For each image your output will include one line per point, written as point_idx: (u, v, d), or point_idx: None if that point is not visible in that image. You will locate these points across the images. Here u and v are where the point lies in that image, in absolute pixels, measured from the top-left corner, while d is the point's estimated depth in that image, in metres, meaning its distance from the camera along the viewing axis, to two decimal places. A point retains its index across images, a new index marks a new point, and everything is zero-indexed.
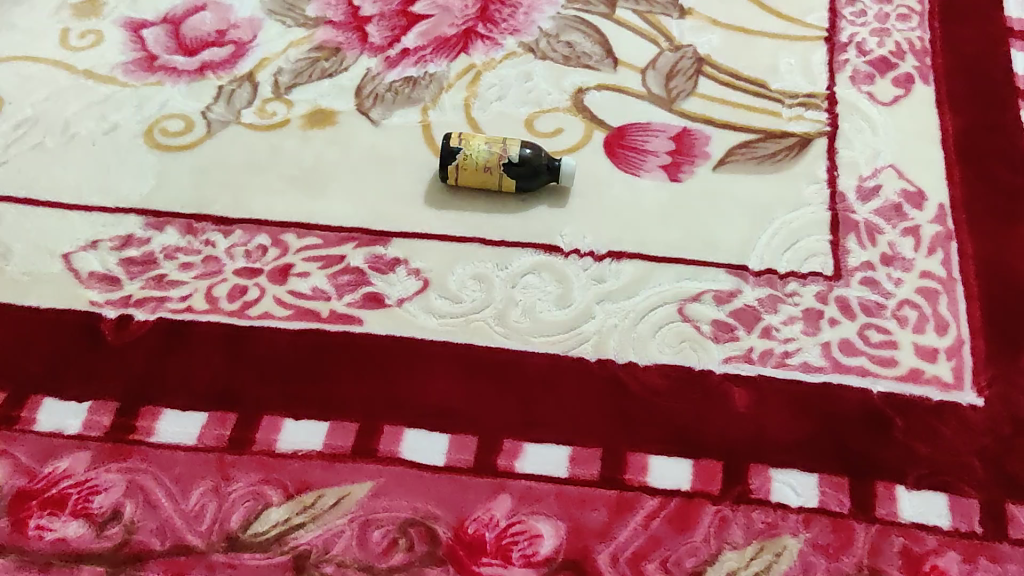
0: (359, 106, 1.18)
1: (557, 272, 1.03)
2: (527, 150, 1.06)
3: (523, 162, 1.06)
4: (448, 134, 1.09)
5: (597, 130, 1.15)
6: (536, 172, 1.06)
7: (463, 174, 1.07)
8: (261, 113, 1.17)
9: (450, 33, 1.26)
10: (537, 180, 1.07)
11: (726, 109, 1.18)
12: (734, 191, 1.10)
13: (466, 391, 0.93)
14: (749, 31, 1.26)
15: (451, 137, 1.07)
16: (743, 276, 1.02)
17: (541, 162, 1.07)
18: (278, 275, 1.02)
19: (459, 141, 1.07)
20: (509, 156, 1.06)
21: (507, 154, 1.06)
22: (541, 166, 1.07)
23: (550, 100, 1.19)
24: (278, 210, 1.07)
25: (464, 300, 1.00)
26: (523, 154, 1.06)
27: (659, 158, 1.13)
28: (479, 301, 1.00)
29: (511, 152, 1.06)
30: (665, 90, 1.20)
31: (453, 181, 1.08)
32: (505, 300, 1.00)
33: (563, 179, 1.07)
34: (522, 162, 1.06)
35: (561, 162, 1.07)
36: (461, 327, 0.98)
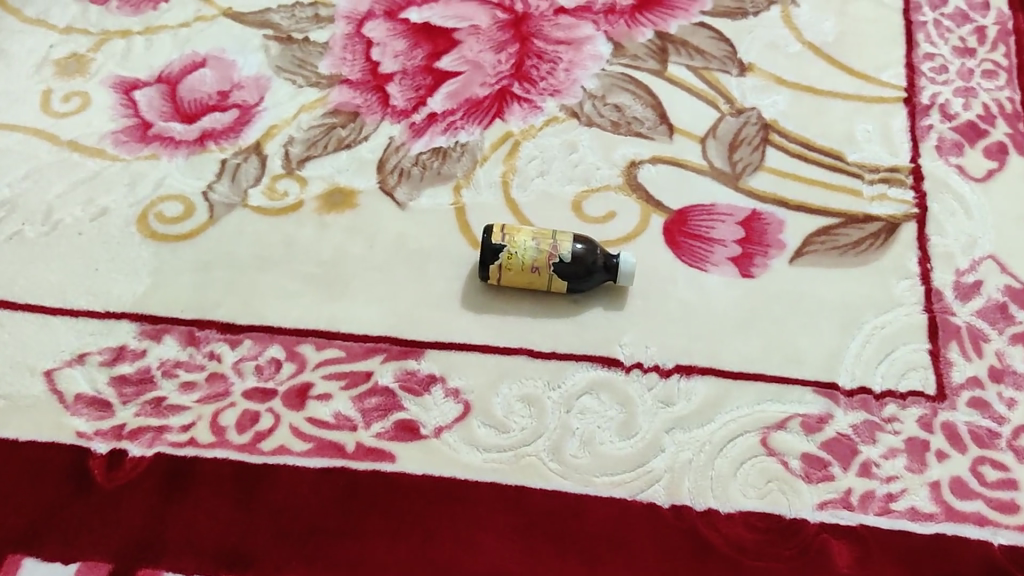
0: (382, 184, 1.04)
1: (618, 392, 0.89)
2: (581, 248, 0.93)
3: (576, 261, 0.92)
4: (488, 226, 0.94)
5: (655, 214, 1.02)
6: (590, 272, 0.93)
7: (508, 274, 0.93)
8: (270, 194, 1.02)
9: (482, 94, 1.12)
10: (591, 280, 0.93)
11: (800, 187, 1.04)
12: (815, 289, 0.96)
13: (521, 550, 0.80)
14: (819, 91, 1.12)
15: (493, 232, 0.93)
16: (833, 398, 0.89)
17: (596, 260, 0.93)
18: (295, 398, 0.88)
19: (502, 237, 0.92)
20: (561, 255, 0.92)
21: (558, 253, 0.92)
22: (596, 265, 0.93)
23: (600, 177, 1.05)
24: (295, 317, 0.93)
25: (513, 430, 0.87)
26: (576, 253, 0.92)
27: (727, 248, 0.99)
28: (531, 431, 0.87)
29: (562, 251, 0.92)
30: (730, 163, 1.06)
31: (495, 281, 0.94)
32: (561, 429, 0.87)
33: (622, 279, 0.93)
34: (575, 262, 0.92)
35: (620, 259, 0.93)
36: (512, 465, 0.85)
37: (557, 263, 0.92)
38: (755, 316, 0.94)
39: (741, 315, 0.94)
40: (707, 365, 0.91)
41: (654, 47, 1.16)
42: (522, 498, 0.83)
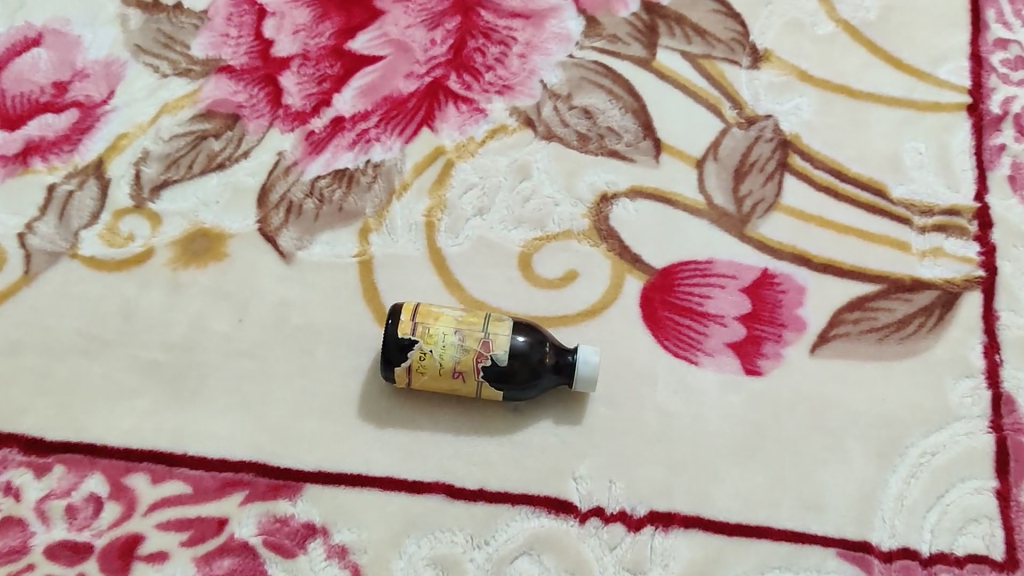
0: (264, 223, 0.77)
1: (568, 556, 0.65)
2: (523, 345, 0.67)
3: (516, 364, 0.66)
4: (396, 305, 0.68)
5: (629, 275, 0.75)
6: (536, 375, 0.67)
7: (421, 378, 0.67)
8: (109, 237, 0.76)
9: (407, 90, 0.84)
10: (537, 385, 0.68)
11: (826, 237, 0.78)
12: (841, 395, 0.71)
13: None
14: (854, 94, 0.85)
15: (400, 321, 0.67)
16: (864, 565, 0.65)
17: (544, 358, 0.68)
18: (116, 561, 0.64)
19: (414, 330, 0.66)
20: (494, 356, 0.66)
21: (491, 354, 0.66)
22: (544, 366, 0.68)
23: (558, 216, 0.78)
24: (128, 431, 0.68)
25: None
26: (516, 352, 0.66)
27: (727, 329, 0.73)
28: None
29: (496, 350, 0.66)
30: (734, 201, 0.79)
31: (405, 385, 0.68)
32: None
33: (581, 384, 0.68)
34: (514, 364, 0.66)
35: (576, 358, 0.68)
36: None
37: (489, 367, 0.66)
38: (760, 435, 0.69)
39: (740, 434, 0.69)
40: (693, 512, 0.66)
41: (639, 24, 0.88)
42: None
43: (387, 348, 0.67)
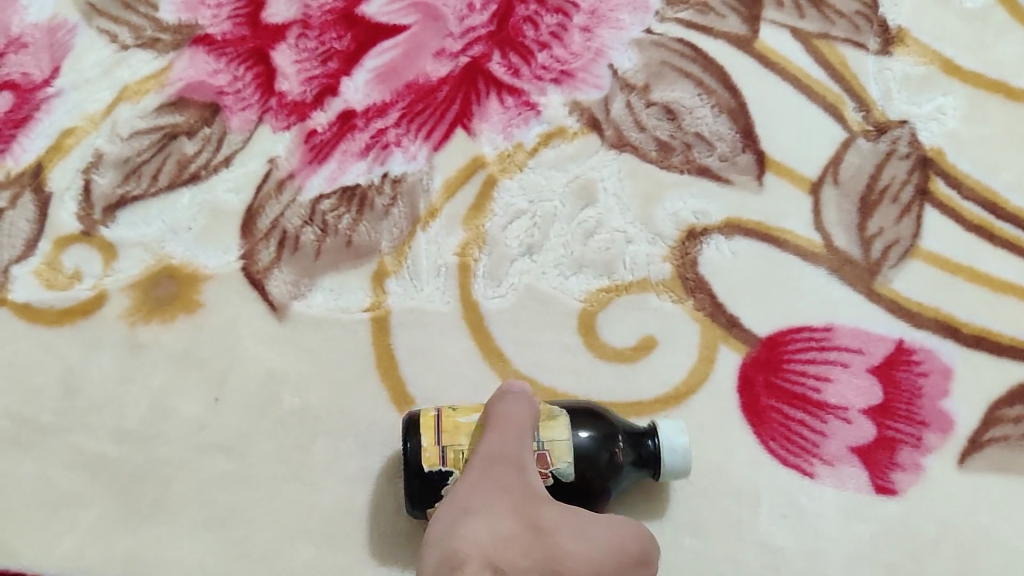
0: (248, 259, 0.59)
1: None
2: (591, 447, 0.50)
3: (589, 474, 0.49)
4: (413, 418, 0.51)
5: (723, 345, 0.58)
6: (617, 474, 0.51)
7: None
8: (48, 277, 0.58)
9: (437, 73, 0.65)
10: (615, 489, 0.51)
11: (978, 297, 0.60)
12: (999, 526, 0.54)
13: (498, 429, 0.49)
14: (1013, 94, 0.66)
15: (424, 452, 0.49)
16: None
17: (618, 457, 0.51)
18: None
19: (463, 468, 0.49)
20: (556, 472, 0.49)
21: (552, 470, 0.49)
22: (621, 466, 0.51)
23: (631, 259, 0.60)
24: (68, 555, 0.52)
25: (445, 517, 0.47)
26: (584, 458, 0.50)
27: (850, 426, 0.56)
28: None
29: (558, 462, 0.49)
30: (861, 243, 0.61)
31: None
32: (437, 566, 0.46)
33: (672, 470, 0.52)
34: (586, 476, 0.49)
35: (660, 444, 0.51)
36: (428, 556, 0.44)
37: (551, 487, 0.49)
38: None
39: None
40: None
41: None
42: (455, 533, 0.44)
43: (422, 504, 0.50)
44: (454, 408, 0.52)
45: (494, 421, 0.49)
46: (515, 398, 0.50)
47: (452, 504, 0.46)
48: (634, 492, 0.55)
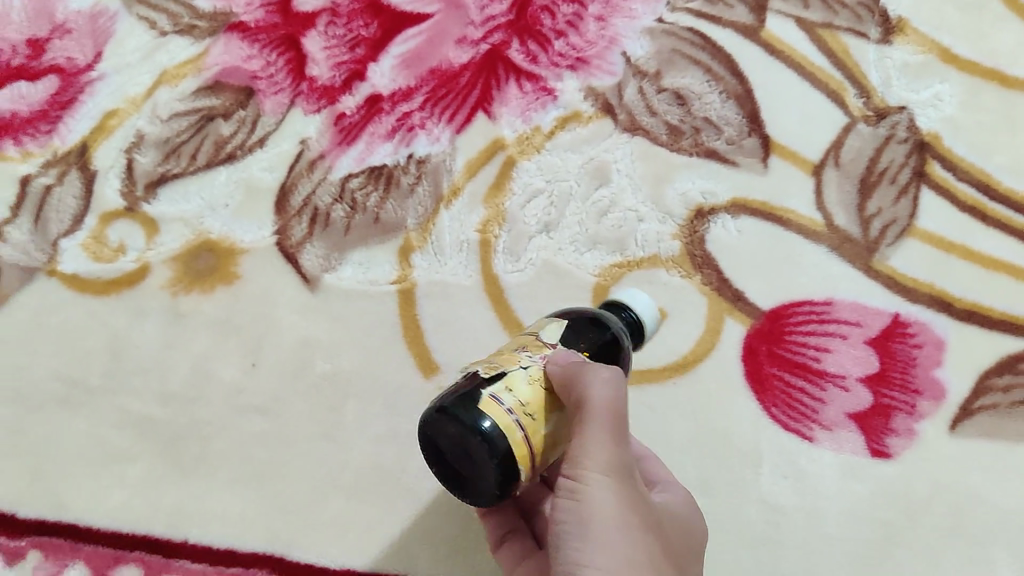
0: (282, 235, 0.63)
1: (492, 528, 0.54)
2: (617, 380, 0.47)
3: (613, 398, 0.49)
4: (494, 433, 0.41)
5: (728, 318, 0.61)
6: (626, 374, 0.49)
7: None
8: (94, 249, 0.62)
9: (459, 59, 0.68)
10: None
11: (970, 274, 0.63)
12: (988, 487, 0.58)
13: (616, 435, 0.43)
14: (1007, 82, 0.69)
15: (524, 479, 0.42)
16: None
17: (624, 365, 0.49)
18: None
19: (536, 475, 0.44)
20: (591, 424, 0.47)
21: None
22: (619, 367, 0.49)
23: (642, 236, 0.63)
24: (116, 508, 0.56)
25: (565, 530, 0.43)
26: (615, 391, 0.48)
27: (848, 394, 0.60)
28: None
29: None
30: (860, 222, 0.64)
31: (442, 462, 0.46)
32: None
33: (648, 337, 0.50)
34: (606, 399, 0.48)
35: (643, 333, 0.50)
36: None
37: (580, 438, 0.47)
38: (888, 539, 0.56)
39: (862, 538, 0.56)
40: None
41: None
42: None
43: (478, 503, 0.44)
44: (515, 421, 0.42)
45: (607, 433, 0.42)
46: (607, 371, 0.43)
47: (607, 543, 0.42)
48: None
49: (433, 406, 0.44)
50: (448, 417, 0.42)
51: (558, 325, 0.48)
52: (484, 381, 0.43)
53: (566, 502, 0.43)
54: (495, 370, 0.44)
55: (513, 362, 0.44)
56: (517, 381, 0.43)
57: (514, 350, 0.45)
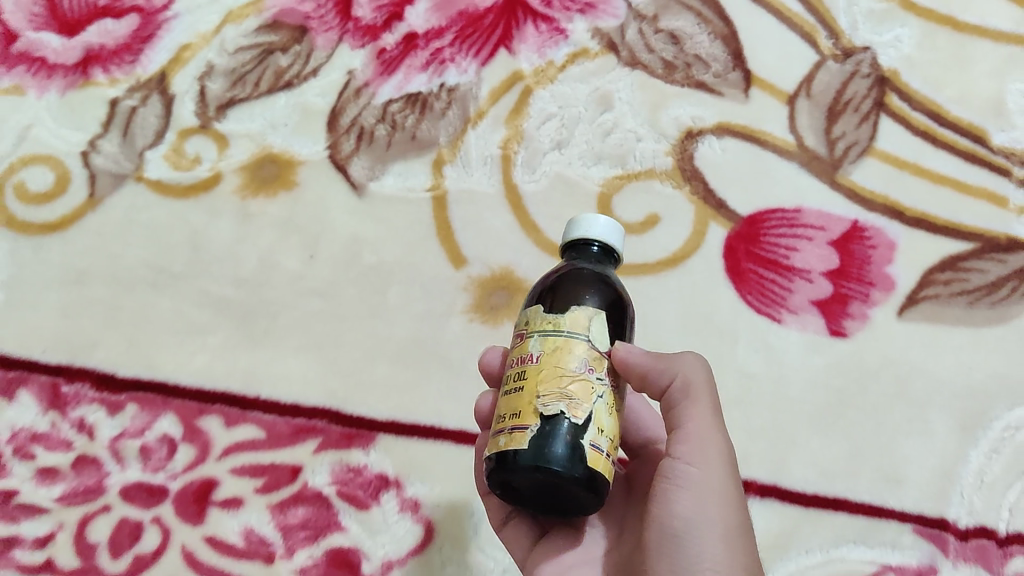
0: (333, 149, 0.74)
1: (495, 511, 0.57)
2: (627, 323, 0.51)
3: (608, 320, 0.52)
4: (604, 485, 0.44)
5: (712, 222, 0.72)
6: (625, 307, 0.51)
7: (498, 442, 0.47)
8: (174, 160, 0.73)
9: (484, 5, 0.79)
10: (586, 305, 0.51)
11: (921, 187, 0.74)
12: (929, 361, 0.69)
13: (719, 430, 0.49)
14: (959, 26, 0.81)
15: None
16: (940, 542, 0.64)
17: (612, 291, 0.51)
18: (192, 505, 0.63)
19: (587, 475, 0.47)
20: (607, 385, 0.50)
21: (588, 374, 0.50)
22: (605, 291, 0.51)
23: (640, 153, 0.74)
24: (199, 370, 0.67)
25: (684, 517, 0.47)
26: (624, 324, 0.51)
27: (813, 285, 0.70)
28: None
29: None
30: (827, 143, 0.75)
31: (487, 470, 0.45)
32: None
33: (621, 257, 0.52)
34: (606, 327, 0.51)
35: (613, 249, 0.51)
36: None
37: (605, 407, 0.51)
38: (842, 401, 0.67)
39: (820, 400, 0.67)
40: (769, 481, 0.65)
41: None
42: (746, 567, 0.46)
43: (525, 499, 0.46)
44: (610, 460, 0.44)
45: (715, 426, 0.49)
46: (703, 362, 0.51)
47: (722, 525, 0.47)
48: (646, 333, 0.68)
49: (517, 459, 0.43)
50: (571, 481, 0.42)
51: (596, 322, 0.46)
52: (579, 429, 0.43)
53: (685, 489, 0.47)
54: (586, 415, 0.43)
55: (591, 395, 0.44)
56: (603, 417, 0.44)
57: (583, 374, 0.44)
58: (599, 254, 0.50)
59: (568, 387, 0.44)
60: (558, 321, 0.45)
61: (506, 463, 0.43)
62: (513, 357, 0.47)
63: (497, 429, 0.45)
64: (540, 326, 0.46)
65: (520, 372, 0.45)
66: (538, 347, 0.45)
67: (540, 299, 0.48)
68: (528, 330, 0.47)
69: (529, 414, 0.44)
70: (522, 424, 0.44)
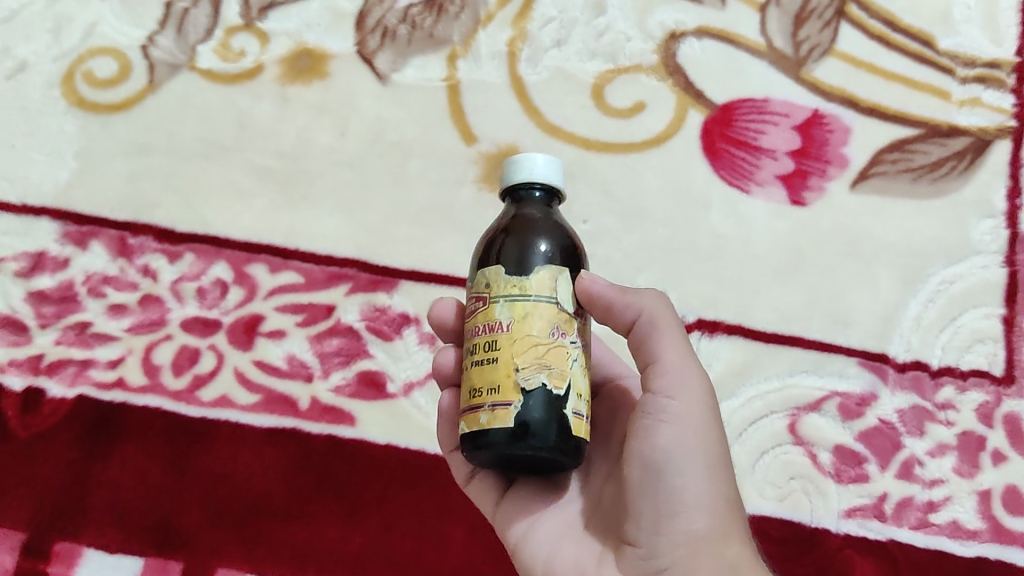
0: (361, 46, 0.84)
1: (460, 468, 0.62)
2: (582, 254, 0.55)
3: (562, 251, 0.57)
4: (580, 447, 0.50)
5: (691, 109, 0.83)
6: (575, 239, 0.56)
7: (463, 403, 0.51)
8: (222, 53, 0.84)
9: None
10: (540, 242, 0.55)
11: (875, 82, 0.85)
12: (875, 227, 0.79)
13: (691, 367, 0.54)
14: None
15: None
16: (881, 374, 0.74)
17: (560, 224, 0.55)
18: (242, 335, 0.74)
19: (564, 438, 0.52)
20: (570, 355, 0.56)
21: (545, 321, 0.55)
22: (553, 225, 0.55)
23: (629, 52, 0.85)
24: (247, 226, 0.78)
25: (666, 451, 0.52)
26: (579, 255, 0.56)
27: (777, 162, 0.81)
28: (647, 511, 0.52)
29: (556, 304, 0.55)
30: (793, 44, 0.86)
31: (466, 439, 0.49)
32: (661, 514, 0.52)
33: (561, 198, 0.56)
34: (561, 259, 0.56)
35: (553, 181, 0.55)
36: (712, 526, 0.51)
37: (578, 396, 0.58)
38: (799, 257, 0.78)
39: (781, 256, 0.78)
40: (736, 321, 0.75)
41: None
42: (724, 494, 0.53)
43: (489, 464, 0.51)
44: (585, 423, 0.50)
45: (687, 365, 0.54)
46: (666, 300, 0.56)
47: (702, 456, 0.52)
48: (631, 201, 0.79)
49: (503, 435, 0.48)
50: (558, 450, 0.48)
51: (560, 281, 0.50)
52: (561, 398, 0.49)
53: (666, 425, 0.53)
54: (564, 383, 0.49)
55: (566, 361, 0.49)
56: (579, 383, 0.50)
57: (556, 341, 0.49)
58: (542, 196, 0.55)
59: (544, 356, 0.49)
60: (524, 285, 0.50)
61: (494, 441, 0.48)
62: (478, 323, 0.51)
63: (473, 403, 0.49)
64: (505, 292, 0.50)
65: (491, 342, 0.49)
66: (507, 315, 0.49)
67: (496, 257, 0.52)
68: (490, 294, 0.51)
69: (511, 391, 0.48)
70: (505, 401, 0.48)
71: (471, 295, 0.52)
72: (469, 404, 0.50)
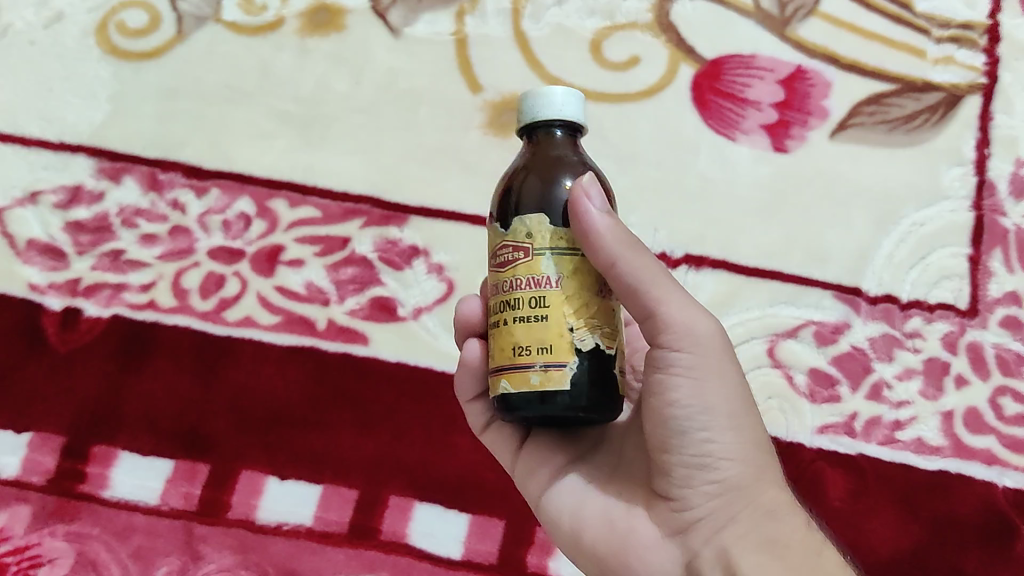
0: (375, 2, 0.90)
1: (478, 416, 0.66)
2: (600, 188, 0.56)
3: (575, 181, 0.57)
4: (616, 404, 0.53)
5: (683, 64, 0.89)
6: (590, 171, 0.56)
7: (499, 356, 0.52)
8: (245, 6, 0.89)
9: None
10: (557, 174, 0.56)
11: (855, 41, 0.90)
12: (852, 173, 0.85)
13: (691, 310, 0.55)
14: None
15: None
16: (854, 305, 0.81)
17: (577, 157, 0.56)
18: (264, 262, 0.80)
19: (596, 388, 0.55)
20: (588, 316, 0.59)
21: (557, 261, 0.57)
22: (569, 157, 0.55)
23: (626, 10, 0.90)
24: (268, 164, 0.84)
25: (690, 408, 0.54)
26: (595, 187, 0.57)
27: (762, 113, 0.87)
28: (678, 468, 0.56)
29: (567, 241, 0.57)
30: (779, 4, 0.91)
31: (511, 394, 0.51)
32: (693, 469, 0.55)
33: (584, 130, 0.56)
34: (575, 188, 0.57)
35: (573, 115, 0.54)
36: (744, 473, 0.56)
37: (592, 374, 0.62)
38: (781, 200, 0.84)
39: (764, 198, 0.84)
40: (720, 256, 0.82)
41: None
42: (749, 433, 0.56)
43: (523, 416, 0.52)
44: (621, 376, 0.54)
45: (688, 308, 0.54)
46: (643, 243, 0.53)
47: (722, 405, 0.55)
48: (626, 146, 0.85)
49: (557, 396, 0.50)
50: (607, 409, 0.51)
51: None
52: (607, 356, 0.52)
53: (684, 381, 0.54)
54: (610, 343, 0.52)
55: (608, 320, 0.53)
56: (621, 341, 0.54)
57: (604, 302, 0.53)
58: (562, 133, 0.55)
59: (593, 317, 0.52)
60: (571, 238, 0.52)
61: (546, 400, 0.50)
62: (520, 276, 0.51)
63: (519, 361, 0.51)
64: (551, 245, 0.51)
65: (540, 297, 0.51)
66: (557, 271, 0.51)
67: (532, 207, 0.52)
68: (535, 246, 0.52)
69: (564, 353, 0.50)
70: (559, 364, 0.50)
71: (504, 241, 0.53)
72: (511, 360, 0.51)
